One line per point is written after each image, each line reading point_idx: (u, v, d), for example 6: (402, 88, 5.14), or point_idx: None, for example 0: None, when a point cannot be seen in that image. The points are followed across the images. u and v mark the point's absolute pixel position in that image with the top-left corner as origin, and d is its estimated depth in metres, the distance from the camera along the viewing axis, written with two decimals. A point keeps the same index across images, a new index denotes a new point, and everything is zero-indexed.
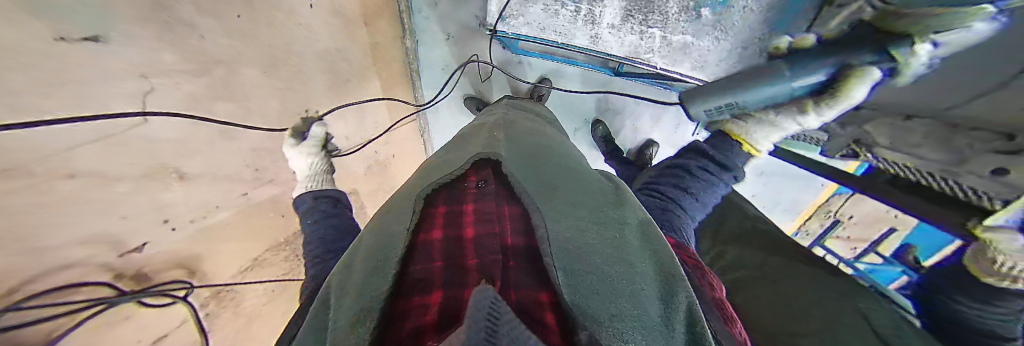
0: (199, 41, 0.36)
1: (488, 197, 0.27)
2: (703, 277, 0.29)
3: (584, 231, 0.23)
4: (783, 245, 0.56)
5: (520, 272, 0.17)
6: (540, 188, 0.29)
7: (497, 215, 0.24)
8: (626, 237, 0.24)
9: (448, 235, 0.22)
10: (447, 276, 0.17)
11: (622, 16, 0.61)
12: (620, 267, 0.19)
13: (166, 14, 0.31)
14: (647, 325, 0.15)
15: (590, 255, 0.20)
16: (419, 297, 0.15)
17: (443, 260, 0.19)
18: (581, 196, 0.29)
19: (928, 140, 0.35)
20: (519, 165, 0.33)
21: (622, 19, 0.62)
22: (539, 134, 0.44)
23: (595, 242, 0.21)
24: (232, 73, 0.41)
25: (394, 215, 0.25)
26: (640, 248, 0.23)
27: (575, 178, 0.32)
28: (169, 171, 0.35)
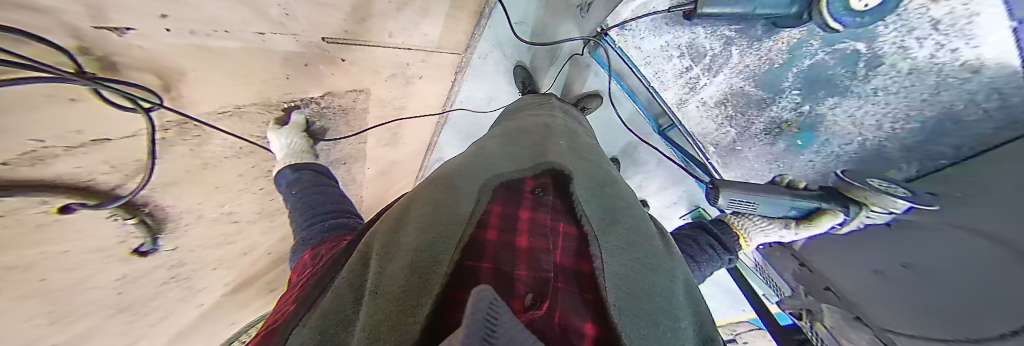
0: None
1: (546, 208, 0.26)
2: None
3: (641, 283, 0.20)
4: None
5: (563, 310, 0.16)
6: (598, 209, 0.26)
7: (552, 231, 0.23)
8: (683, 310, 0.20)
9: (504, 239, 0.21)
10: (501, 290, 0.16)
11: (718, 101, 0.67)
12: (676, 340, 0.16)
13: None
14: None
15: (639, 302, 0.18)
16: (456, 312, 0.13)
17: (496, 267, 0.18)
18: (635, 230, 0.26)
19: None
20: (585, 178, 0.30)
21: (717, 103, 0.67)
22: (602, 157, 0.41)
23: (655, 304, 0.18)
24: None
25: (455, 198, 0.24)
26: (694, 329, 0.19)
27: (638, 219, 0.28)
28: None
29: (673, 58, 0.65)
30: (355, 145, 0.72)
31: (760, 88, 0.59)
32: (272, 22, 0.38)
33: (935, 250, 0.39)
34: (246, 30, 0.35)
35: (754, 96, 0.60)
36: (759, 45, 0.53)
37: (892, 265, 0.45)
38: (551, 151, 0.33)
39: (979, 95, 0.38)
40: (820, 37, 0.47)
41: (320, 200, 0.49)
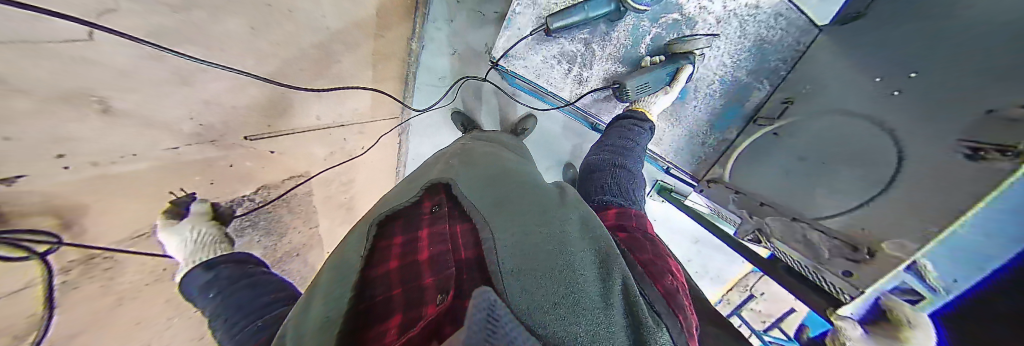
0: None
1: (442, 220, 0.32)
2: (649, 258, 0.35)
3: (529, 232, 0.27)
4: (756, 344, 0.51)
5: (468, 272, 0.20)
6: (490, 205, 0.32)
7: (449, 237, 0.29)
8: (568, 231, 0.28)
9: (407, 261, 0.26)
10: (409, 299, 0.20)
11: (605, 85, 0.74)
12: (562, 260, 0.23)
13: None
14: (580, 299, 0.19)
15: (534, 256, 0.23)
16: (379, 328, 0.17)
17: (403, 286, 0.22)
18: (530, 203, 0.33)
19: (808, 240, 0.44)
20: (475, 187, 0.37)
21: (604, 87, 0.74)
22: (493, 156, 0.47)
23: (544, 245, 0.25)
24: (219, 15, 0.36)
25: (349, 250, 0.26)
26: (580, 237, 0.29)
27: (525, 189, 0.36)
28: (98, 103, 0.28)
29: (555, 65, 0.74)
30: (306, 231, 0.71)
31: (625, 67, 0.71)
32: (180, 133, 0.39)
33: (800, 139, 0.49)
34: (156, 150, 0.37)
35: (625, 74, 0.72)
36: (609, 37, 0.68)
37: (784, 170, 0.51)
38: (437, 173, 0.39)
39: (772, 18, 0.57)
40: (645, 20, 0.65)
41: (265, 289, 0.50)
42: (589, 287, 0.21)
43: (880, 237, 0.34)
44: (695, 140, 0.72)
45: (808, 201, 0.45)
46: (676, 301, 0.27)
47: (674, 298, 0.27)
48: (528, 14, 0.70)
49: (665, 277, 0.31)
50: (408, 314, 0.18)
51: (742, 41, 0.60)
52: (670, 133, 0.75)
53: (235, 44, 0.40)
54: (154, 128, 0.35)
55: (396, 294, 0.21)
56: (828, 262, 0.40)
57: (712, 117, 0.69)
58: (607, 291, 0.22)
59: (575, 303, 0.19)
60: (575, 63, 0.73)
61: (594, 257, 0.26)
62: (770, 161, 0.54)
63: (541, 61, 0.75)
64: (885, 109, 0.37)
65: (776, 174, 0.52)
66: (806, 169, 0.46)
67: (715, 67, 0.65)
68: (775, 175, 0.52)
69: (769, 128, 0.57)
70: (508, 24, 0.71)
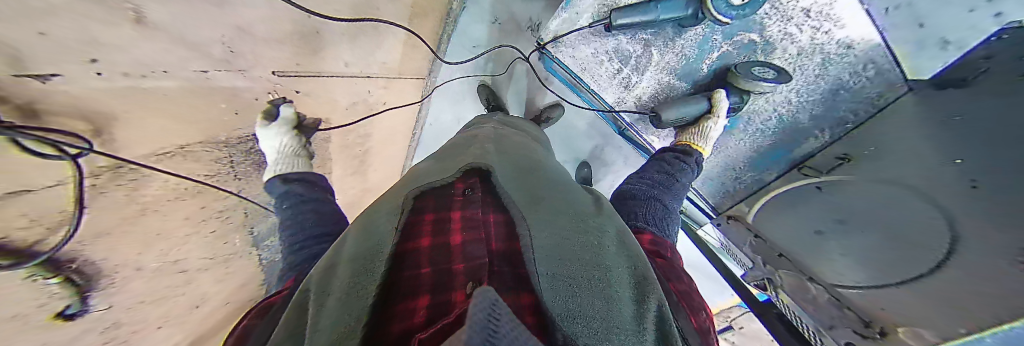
0: None
1: (474, 205, 0.28)
2: (685, 288, 0.31)
3: (561, 236, 0.25)
4: None
5: (502, 276, 0.18)
6: (523, 199, 0.31)
7: (483, 223, 0.26)
8: (603, 243, 0.26)
9: (440, 243, 0.23)
10: (437, 279, 0.19)
11: (649, 95, 0.69)
12: (596, 271, 0.21)
13: None
14: (612, 316, 0.17)
15: (566, 263, 0.22)
16: (405, 304, 0.16)
17: (432, 266, 0.20)
18: (565, 205, 0.31)
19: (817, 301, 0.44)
20: (509, 176, 0.35)
21: (647, 97, 0.70)
22: (528, 150, 0.46)
23: (575, 252, 0.23)
24: None
25: (384, 221, 0.26)
26: (616, 252, 0.26)
27: (560, 191, 0.34)
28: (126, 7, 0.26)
29: (605, 62, 0.69)
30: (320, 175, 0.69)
31: (677, 79, 0.65)
32: (215, 60, 0.38)
33: (844, 202, 0.46)
34: (186, 70, 0.36)
35: (676, 87, 0.66)
36: (671, 45, 0.62)
37: (816, 229, 0.48)
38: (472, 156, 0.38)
39: (859, 65, 0.52)
40: (721, 33, 0.58)
41: (327, 220, 0.53)
42: (624, 306, 0.19)
43: (898, 321, 0.35)
44: (728, 173, 0.68)
45: (827, 266, 0.45)
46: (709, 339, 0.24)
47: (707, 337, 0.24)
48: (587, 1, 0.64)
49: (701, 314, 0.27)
50: (437, 299, 0.16)
51: (813, 81, 0.56)
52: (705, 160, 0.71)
53: None
54: (185, 46, 0.34)
55: (424, 274, 0.19)
56: (835, 329, 0.40)
57: (754, 154, 0.65)
58: (642, 315, 0.19)
59: (606, 319, 0.17)
60: (627, 63, 0.67)
61: (629, 276, 0.23)
62: (798, 215, 0.52)
63: (591, 54, 0.70)
64: (955, 199, 0.34)
65: (806, 231, 0.50)
66: (844, 235, 0.44)
67: (778, 101, 0.59)
68: (806, 229, 0.50)
69: (811, 180, 0.54)
70: (567, 6, 0.66)
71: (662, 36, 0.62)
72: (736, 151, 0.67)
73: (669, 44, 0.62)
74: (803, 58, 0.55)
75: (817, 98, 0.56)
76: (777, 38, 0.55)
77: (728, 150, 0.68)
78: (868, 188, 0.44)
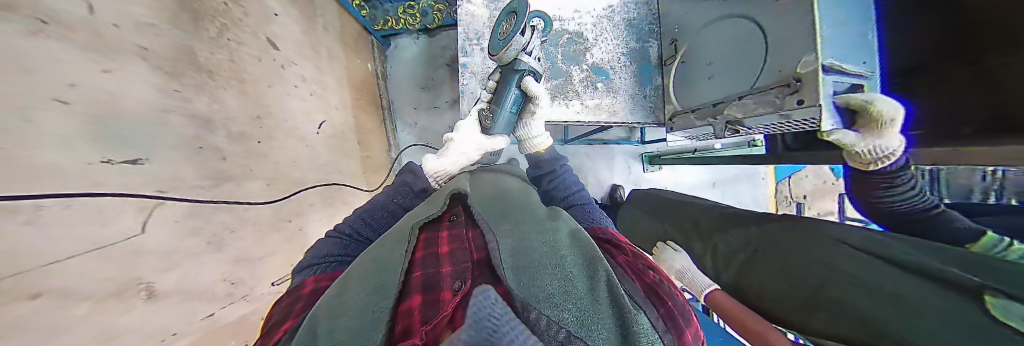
0: (219, 161, 0.47)
1: (461, 228, 0.34)
2: (632, 259, 0.30)
3: (525, 238, 0.27)
4: (744, 219, 0.57)
5: (479, 276, 0.21)
6: (495, 217, 0.34)
7: (465, 238, 0.31)
8: (557, 239, 0.27)
9: (429, 253, 0.28)
10: (427, 283, 0.22)
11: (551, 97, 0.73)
12: (552, 260, 0.22)
13: (201, 142, 0.44)
14: (567, 289, 0.18)
15: (530, 256, 0.23)
16: (403, 308, 0.17)
17: (423, 270, 0.24)
18: (526, 217, 0.33)
19: (757, 105, 0.48)
20: (483, 201, 0.40)
21: (552, 100, 0.73)
22: (497, 179, 0.51)
23: (534, 248, 0.24)
24: (233, 182, 0.49)
25: (388, 248, 0.28)
26: (569, 245, 0.26)
27: (522, 204, 0.38)
28: (142, 287, 0.33)
29: None
30: None
31: (555, 77, 0.73)
32: (209, 299, 0.42)
33: (699, 49, 0.61)
34: (193, 323, 0.39)
35: (558, 84, 0.73)
36: None
37: (708, 75, 0.58)
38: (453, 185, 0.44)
39: (639, 4, 0.74)
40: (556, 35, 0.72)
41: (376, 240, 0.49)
42: (574, 282, 0.19)
43: (794, 67, 0.41)
44: (637, 99, 0.75)
45: (737, 83, 0.52)
46: (662, 290, 0.23)
47: (658, 287, 0.24)
48: (472, 82, 0.75)
49: (647, 271, 0.27)
50: (426, 297, 0.19)
51: (616, 20, 0.73)
52: (620, 103, 0.75)
53: (246, 195, 0.52)
54: (193, 296, 0.39)
55: (416, 276, 0.23)
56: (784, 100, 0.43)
57: (638, 77, 0.75)
58: (593, 287, 0.19)
59: (558, 292, 0.17)
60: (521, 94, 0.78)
61: (580, 261, 0.23)
62: (698, 80, 0.62)
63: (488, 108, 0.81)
64: (726, 11, 0.54)
65: (704, 81, 0.60)
66: (721, 68, 0.56)
67: (610, 46, 0.74)
68: (705, 80, 0.59)
69: (676, 60, 0.68)
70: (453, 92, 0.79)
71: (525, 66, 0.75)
72: (628, 86, 0.74)
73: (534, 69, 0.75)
74: (597, 17, 0.73)
75: (629, 26, 0.74)
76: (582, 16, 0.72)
77: (624, 89, 0.74)
78: (706, 30, 0.58)
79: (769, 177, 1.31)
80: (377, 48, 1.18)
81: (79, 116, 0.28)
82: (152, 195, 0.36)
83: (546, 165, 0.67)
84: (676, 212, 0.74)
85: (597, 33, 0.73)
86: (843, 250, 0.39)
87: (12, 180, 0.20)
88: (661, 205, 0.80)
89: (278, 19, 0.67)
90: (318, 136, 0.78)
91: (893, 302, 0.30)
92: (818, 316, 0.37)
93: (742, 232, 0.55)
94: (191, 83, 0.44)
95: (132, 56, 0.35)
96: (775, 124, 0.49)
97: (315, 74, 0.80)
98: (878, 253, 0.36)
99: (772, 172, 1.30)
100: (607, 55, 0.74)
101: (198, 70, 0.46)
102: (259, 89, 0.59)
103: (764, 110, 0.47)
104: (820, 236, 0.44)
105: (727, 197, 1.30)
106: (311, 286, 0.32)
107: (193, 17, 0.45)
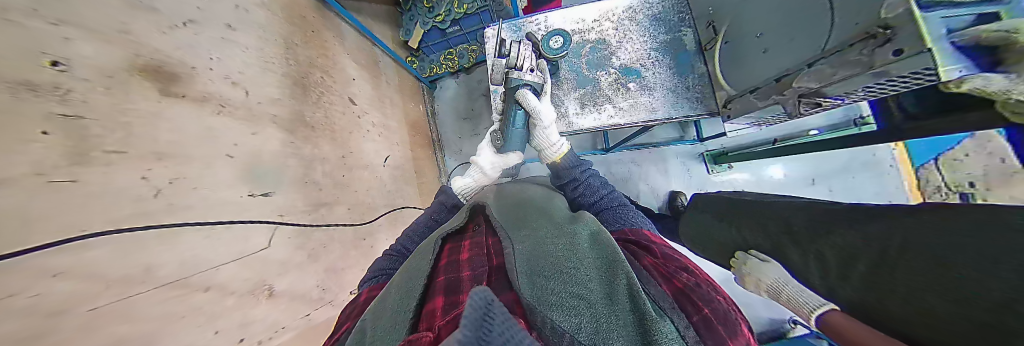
0: (319, 191, 0.61)
1: (479, 234, 0.35)
2: (662, 261, 0.26)
3: (540, 242, 0.26)
4: (806, 204, 0.41)
5: (495, 282, 0.21)
6: (511, 223, 0.33)
7: (483, 244, 0.31)
8: (575, 242, 0.25)
9: (450, 260, 0.29)
10: (449, 287, 0.22)
11: (580, 106, 0.74)
12: (568, 263, 0.21)
13: (306, 178, 0.59)
14: (585, 297, 0.17)
15: (547, 259, 0.22)
16: (428, 313, 0.18)
17: (444, 275, 0.25)
18: (543, 222, 0.32)
19: (835, 69, 0.35)
20: (503, 209, 0.40)
21: (582, 108, 0.74)
22: (515, 190, 0.51)
23: (550, 252, 0.23)
24: (329, 205, 0.63)
25: (418, 260, 0.30)
26: (587, 248, 0.24)
27: (540, 210, 0.37)
28: (266, 288, 0.44)
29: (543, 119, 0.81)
30: None
31: (582, 86, 0.74)
32: (308, 300, 0.53)
33: (736, 24, 0.54)
34: (297, 319, 0.50)
35: (586, 92, 0.74)
36: (558, 82, 0.75)
37: (762, 49, 0.48)
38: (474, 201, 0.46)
39: None
40: (574, 49, 0.75)
41: None
42: (592, 289, 0.18)
43: (874, 14, 0.29)
44: (678, 92, 0.69)
45: (803, 48, 0.40)
46: (696, 295, 0.18)
47: (692, 293, 0.19)
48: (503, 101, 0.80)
49: (681, 274, 0.22)
50: (448, 299, 0.19)
51: (639, 19, 0.71)
52: (658, 100, 0.70)
53: (337, 217, 0.66)
54: (298, 297, 0.51)
55: (439, 281, 0.24)
56: (868, 56, 0.31)
57: (674, 69, 0.69)
58: (612, 293, 0.18)
59: (575, 301, 0.16)
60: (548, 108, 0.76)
61: (601, 263, 0.22)
62: (745, 57, 0.53)
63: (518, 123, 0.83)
64: None
65: (757, 55, 0.49)
66: (776, 39, 0.45)
67: (636, 45, 0.71)
68: (759, 55, 0.49)
69: (717, 42, 0.59)
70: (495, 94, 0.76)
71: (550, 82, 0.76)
72: (665, 81, 0.69)
73: (560, 82, 0.75)
74: (619, 21, 0.72)
75: (655, 21, 0.71)
76: (594, 26, 0.74)
77: (661, 84, 0.70)
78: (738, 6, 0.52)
79: (898, 157, 0.99)
80: (427, 92, 1.40)
81: (238, 166, 0.44)
82: (275, 218, 0.49)
83: (565, 174, 0.60)
84: (727, 204, 0.59)
85: (620, 36, 0.72)
86: (896, 220, 0.26)
87: (155, 213, 0.31)
88: (712, 199, 0.66)
89: (354, 82, 0.88)
90: (386, 168, 0.94)
91: (947, 264, 0.19)
92: (907, 324, 0.23)
93: (801, 213, 0.40)
94: (300, 135, 0.60)
95: (267, 123, 0.52)
96: (877, 86, 0.35)
97: (382, 119, 0.99)
98: (938, 209, 0.24)
99: (902, 149, 1.00)
100: (635, 52, 0.71)
101: (305, 127, 0.63)
102: (347, 136, 0.77)
103: (850, 72, 0.34)
104: (880, 208, 0.30)
105: (837, 192, 1.02)
106: (365, 293, 0.36)
107: (302, 92, 0.65)
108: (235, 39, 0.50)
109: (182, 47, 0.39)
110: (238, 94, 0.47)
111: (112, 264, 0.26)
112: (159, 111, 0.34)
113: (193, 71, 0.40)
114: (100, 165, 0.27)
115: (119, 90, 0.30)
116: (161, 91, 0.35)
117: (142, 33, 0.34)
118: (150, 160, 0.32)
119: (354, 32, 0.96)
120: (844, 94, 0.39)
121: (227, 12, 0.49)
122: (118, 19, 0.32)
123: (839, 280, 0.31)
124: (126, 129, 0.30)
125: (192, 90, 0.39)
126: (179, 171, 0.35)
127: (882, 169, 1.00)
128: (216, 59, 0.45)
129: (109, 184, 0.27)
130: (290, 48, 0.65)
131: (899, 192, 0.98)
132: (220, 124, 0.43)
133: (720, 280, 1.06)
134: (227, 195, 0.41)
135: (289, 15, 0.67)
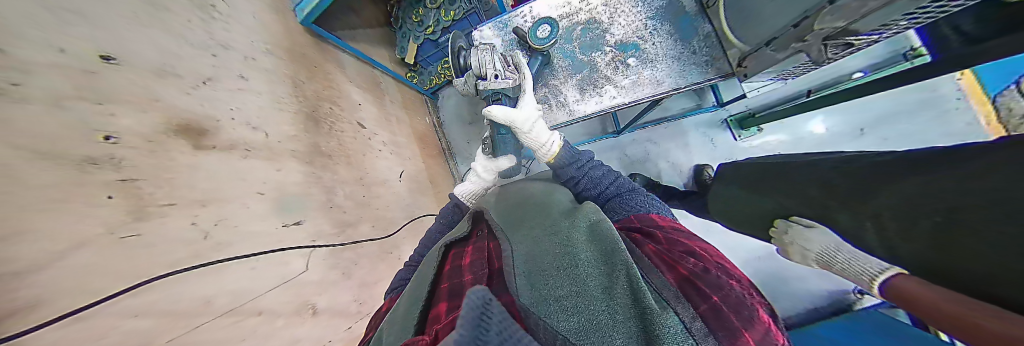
0: (343, 213, 0.66)
1: (482, 238, 0.35)
2: (666, 246, 0.24)
3: (539, 240, 0.26)
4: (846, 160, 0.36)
5: (495, 286, 0.21)
6: (511, 224, 0.33)
7: (485, 248, 0.31)
8: (573, 236, 0.24)
9: (455, 265, 0.30)
10: (452, 292, 0.22)
11: (580, 92, 0.72)
12: (566, 260, 0.20)
13: (331, 203, 0.63)
14: (584, 294, 0.16)
15: (545, 258, 0.22)
16: (431, 320, 0.19)
17: (449, 281, 0.25)
18: (543, 219, 0.31)
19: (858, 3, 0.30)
20: (504, 210, 0.40)
21: (581, 94, 0.72)
22: (517, 189, 0.51)
23: (549, 250, 0.23)
24: (353, 225, 0.68)
25: (426, 268, 0.31)
26: (587, 240, 0.24)
27: (540, 207, 0.36)
28: (309, 307, 0.49)
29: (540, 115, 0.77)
30: None
31: (579, 71, 0.71)
32: (347, 314, 0.57)
33: None
34: (340, 332, 0.54)
35: (584, 77, 0.71)
36: (552, 72, 0.74)
37: None
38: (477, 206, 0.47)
39: None
40: (564, 35, 0.72)
41: None
42: (591, 284, 0.18)
43: None
44: (684, 59, 0.63)
45: None
46: (704, 281, 0.17)
47: (699, 279, 0.18)
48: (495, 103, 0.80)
49: (687, 259, 0.21)
50: (450, 304, 0.20)
51: None
52: (662, 72, 0.65)
53: (363, 235, 0.70)
54: (338, 312, 0.55)
55: (444, 287, 0.24)
56: None
57: (676, 34, 0.64)
58: (612, 286, 0.17)
59: (574, 299, 0.16)
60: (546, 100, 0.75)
61: (601, 255, 0.21)
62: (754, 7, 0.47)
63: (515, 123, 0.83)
64: None
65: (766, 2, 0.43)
66: None
67: (630, 18, 0.67)
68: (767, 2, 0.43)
69: None
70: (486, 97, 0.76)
71: (545, 73, 0.74)
72: (667, 49, 0.65)
73: (554, 71, 0.73)
74: None
75: None
76: (582, 7, 0.71)
77: (663, 54, 0.65)
78: None
79: (967, 87, 0.84)
80: (430, 103, 1.44)
81: (269, 201, 0.49)
82: (309, 243, 0.53)
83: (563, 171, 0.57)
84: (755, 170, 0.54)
85: (611, 11, 0.68)
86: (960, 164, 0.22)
87: (206, 252, 0.36)
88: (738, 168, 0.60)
89: (360, 106, 0.93)
90: (401, 182, 0.98)
91: None
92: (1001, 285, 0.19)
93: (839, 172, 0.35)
94: (319, 164, 0.65)
95: (287, 158, 0.57)
96: (920, 11, 0.30)
97: (390, 137, 1.03)
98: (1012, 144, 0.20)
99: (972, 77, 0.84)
100: (630, 25, 0.67)
101: (323, 156, 0.67)
102: (361, 158, 0.82)
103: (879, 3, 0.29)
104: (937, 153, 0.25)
105: (893, 140, 0.88)
106: (387, 303, 0.38)
107: (314, 125, 0.70)
108: (249, 87, 0.55)
109: (206, 103, 0.44)
110: (260, 136, 0.53)
111: (176, 300, 0.31)
112: (196, 163, 0.39)
113: (219, 123, 0.45)
114: (156, 218, 0.31)
115: (160, 151, 0.35)
116: (195, 146, 0.40)
117: (170, 97, 0.39)
118: (195, 207, 0.36)
119: (353, 59, 1.01)
120: (881, 28, 0.33)
121: (237, 64, 0.54)
122: (149, 90, 0.37)
123: (902, 240, 0.27)
124: (172, 183, 0.35)
125: (220, 140, 0.44)
126: (221, 213, 0.40)
127: (949, 105, 0.85)
128: (236, 108, 0.50)
129: (164, 233, 0.32)
130: (297, 86, 0.70)
131: (976, 129, 0.83)
132: (248, 166, 0.47)
133: (763, 254, 0.97)
134: (264, 228, 0.46)
135: (291, 56, 0.73)
